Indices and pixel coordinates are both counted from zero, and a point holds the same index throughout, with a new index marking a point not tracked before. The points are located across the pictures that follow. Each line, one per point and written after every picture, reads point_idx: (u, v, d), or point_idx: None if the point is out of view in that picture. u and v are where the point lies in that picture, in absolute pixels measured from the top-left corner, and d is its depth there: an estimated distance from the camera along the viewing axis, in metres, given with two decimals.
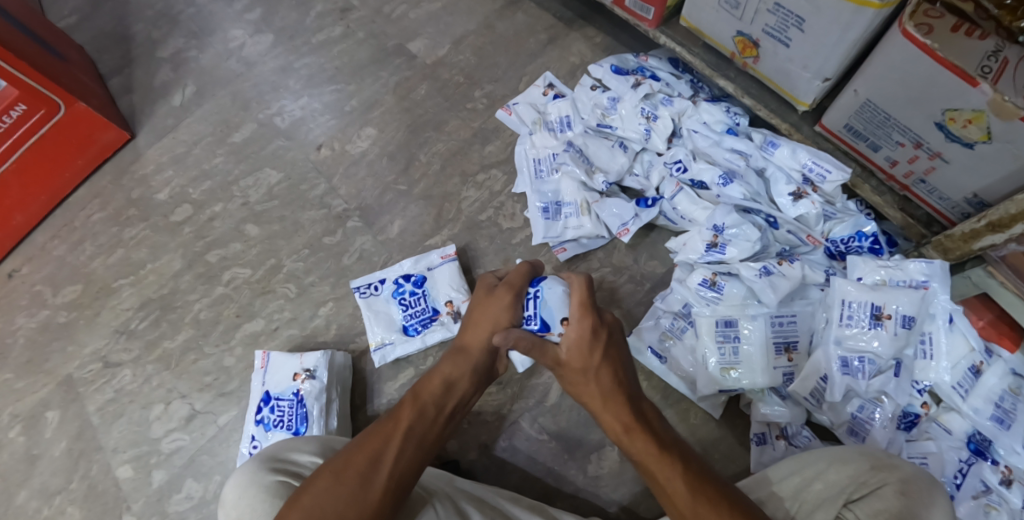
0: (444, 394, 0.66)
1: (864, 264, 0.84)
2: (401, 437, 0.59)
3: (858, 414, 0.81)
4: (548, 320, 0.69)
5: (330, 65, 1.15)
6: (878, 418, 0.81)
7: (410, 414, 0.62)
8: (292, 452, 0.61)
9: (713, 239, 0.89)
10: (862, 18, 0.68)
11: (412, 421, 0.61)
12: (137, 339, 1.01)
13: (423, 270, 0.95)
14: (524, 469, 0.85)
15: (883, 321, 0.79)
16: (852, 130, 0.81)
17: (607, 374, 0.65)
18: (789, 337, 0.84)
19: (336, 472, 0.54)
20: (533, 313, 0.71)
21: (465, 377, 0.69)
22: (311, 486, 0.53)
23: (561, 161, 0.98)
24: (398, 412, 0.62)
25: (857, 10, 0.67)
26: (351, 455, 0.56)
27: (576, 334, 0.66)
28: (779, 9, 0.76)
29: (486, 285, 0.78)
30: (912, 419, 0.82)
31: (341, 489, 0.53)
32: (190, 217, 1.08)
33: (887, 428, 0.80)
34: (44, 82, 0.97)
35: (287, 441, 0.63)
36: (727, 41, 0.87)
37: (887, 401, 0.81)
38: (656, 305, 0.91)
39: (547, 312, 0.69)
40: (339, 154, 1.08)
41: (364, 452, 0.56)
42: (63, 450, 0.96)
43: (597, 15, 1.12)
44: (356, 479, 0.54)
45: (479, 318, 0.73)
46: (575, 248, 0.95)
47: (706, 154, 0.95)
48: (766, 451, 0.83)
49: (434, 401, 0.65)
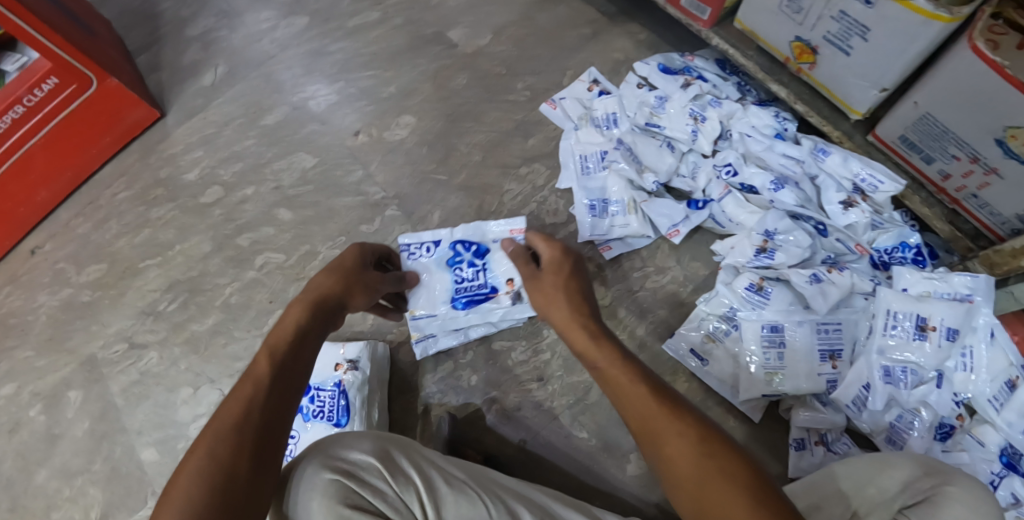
0: (294, 334, 0.58)
1: (910, 276, 0.85)
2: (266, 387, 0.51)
3: (897, 423, 0.83)
4: (497, 283, 0.89)
5: (366, 50, 1.13)
6: (916, 427, 0.82)
7: (266, 366, 0.52)
8: (328, 443, 0.57)
9: (763, 243, 0.87)
10: (929, 31, 0.69)
11: (271, 373, 0.52)
12: (163, 322, 1.00)
13: (485, 241, 0.90)
14: (561, 467, 0.84)
15: (927, 333, 0.82)
16: (907, 142, 0.81)
17: (576, 287, 0.66)
18: (834, 345, 0.85)
19: (204, 442, 0.45)
20: (483, 281, 0.89)
21: (316, 319, 0.61)
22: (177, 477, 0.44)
23: (611, 158, 0.96)
24: (252, 361, 0.53)
25: (925, 23, 0.68)
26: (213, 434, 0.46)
27: (548, 243, 0.72)
28: (843, 17, 0.76)
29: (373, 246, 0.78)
30: (947, 430, 0.82)
31: (214, 457, 0.44)
32: (220, 199, 1.06)
33: (925, 438, 0.81)
34: (77, 56, 0.95)
35: (343, 434, 0.59)
36: (783, 46, 0.87)
37: (925, 411, 0.83)
38: (701, 306, 0.90)
39: (499, 277, 0.89)
40: (375, 140, 1.06)
41: (227, 416, 0.47)
42: (86, 431, 0.95)
43: (639, 12, 1.11)
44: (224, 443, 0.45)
45: (335, 267, 0.69)
46: (620, 247, 0.93)
47: (759, 158, 0.93)
48: (804, 456, 0.85)
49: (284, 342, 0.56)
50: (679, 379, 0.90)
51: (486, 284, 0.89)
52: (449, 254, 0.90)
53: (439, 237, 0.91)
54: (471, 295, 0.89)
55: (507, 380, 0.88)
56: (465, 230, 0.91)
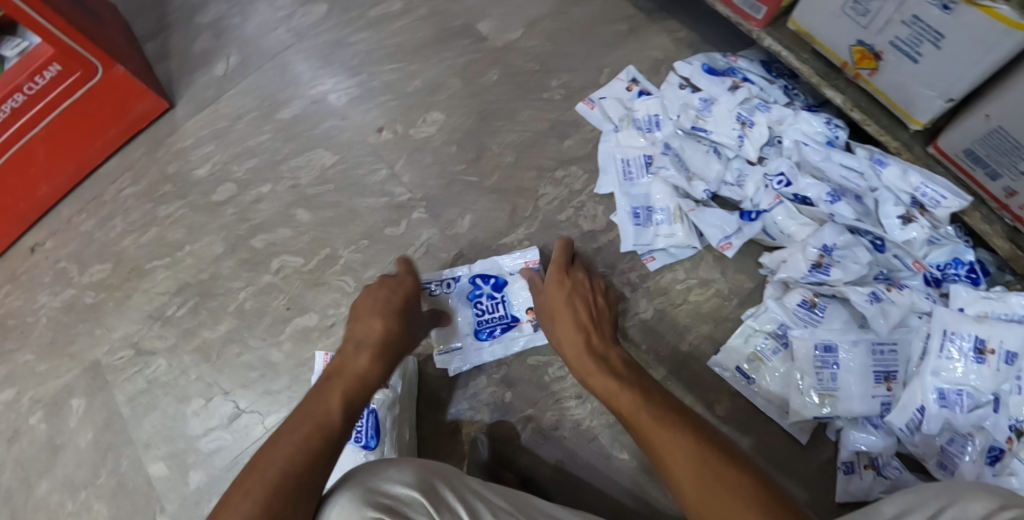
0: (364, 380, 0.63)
1: (967, 295, 0.80)
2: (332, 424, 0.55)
3: (948, 446, 0.77)
4: (519, 312, 0.87)
5: (389, 41, 1.07)
6: (969, 452, 0.76)
7: (335, 408, 0.57)
8: (367, 477, 0.52)
9: (819, 259, 0.83)
10: (1009, 41, 0.65)
11: (337, 414, 0.57)
12: (173, 327, 0.94)
13: (503, 273, 0.88)
14: (600, 489, 0.81)
15: (985, 356, 0.76)
16: (972, 155, 0.76)
17: (582, 324, 0.73)
18: (889, 366, 0.80)
19: (260, 472, 0.49)
20: (505, 311, 0.87)
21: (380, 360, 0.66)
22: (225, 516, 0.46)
23: (658, 164, 0.93)
24: (325, 397, 0.58)
25: (1006, 32, 0.64)
26: (267, 471, 0.49)
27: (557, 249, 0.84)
28: (915, 22, 0.71)
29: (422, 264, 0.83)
30: (997, 453, 0.76)
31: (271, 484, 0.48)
32: (233, 197, 1.00)
33: (976, 462, 0.76)
34: (82, 42, 0.89)
35: (384, 465, 0.54)
36: (842, 50, 0.82)
37: (979, 435, 0.76)
38: (748, 322, 0.87)
39: (522, 305, 0.87)
40: (400, 138, 1.01)
41: (288, 444, 0.52)
42: (89, 442, 0.90)
43: (679, 8, 1.05)
44: (286, 473, 0.49)
45: (391, 302, 0.75)
46: (664, 258, 0.91)
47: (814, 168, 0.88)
48: (853, 481, 0.80)
49: (353, 384, 0.61)
50: (722, 398, 0.86)
51: (508, 313, 0.87)
52: (468, 288, 0.88)
53: (457, 272, 0.88)
54: (494, 327, 0.86)
55: (544, 397, 0.85)
56: (481, 265, 0.88)
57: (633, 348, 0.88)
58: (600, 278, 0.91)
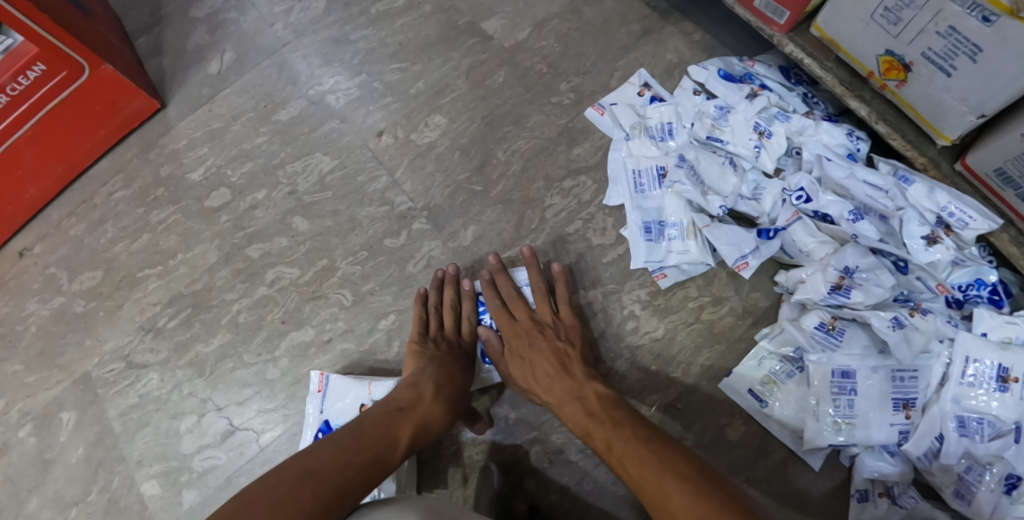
0: (430, 421, 0.68)
1: (991, 319, 0.76)
2: (388, 446, 0.61)
3: (965, 475, 0.73)
4: None
5: (391, 39, 1.03)
6: (987, 481, 0.72)
7: (398, 438, 0.63)
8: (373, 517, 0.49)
9: (840, 280, 0.78)
10: None
11: (391, 438, 0.63)
12: (165, 340, 0.91)
13: None
14: (608, 515, 0.79)
15: (1009, 385, 0.73)
16: (1003, 175, 0.72)
17: (539, 353, 0.77)
18: (909, 394, 0.77)
19: (304, 463, 0.54)
20: None
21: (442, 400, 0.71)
22: (251, 512, 0.47)
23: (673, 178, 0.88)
24: (391, 426, 0.64)
25: None
26: (323, 480, 0.52)
27: (506, 281, 0.85)
28: (952, 34, 0.66)
29: (469, 333, 0.84)
30: (1014, 481, 0.71)
31: (311, 473, 0.53)
32: (228, 203, 0.96)
33: (994, 491, 0.71)
34: (68, 41, 0.84)
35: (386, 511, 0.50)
36: (868, 59, 0.77)
37: (999, 464, 0.72)
38: (762, 343, 0.83)
39: None
40: (402, 143, 0.97)
41: (337, 448, 0.57)
42: (80, 458, 0.87)
43: (695, 8, 1.00)
44: (329, 468, 0.54)
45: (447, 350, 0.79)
46: (675, 274, 0.87)
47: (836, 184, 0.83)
48: (867, 509, 0.77)
49: (420, 425, 0.67)
50: (735, 422, 0.83)
51: None
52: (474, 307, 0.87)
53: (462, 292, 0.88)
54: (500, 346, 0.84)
55: (550, 419, 0.82)
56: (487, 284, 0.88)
57: (643, 368, 0.85)
58: (609, 295, 0.87)
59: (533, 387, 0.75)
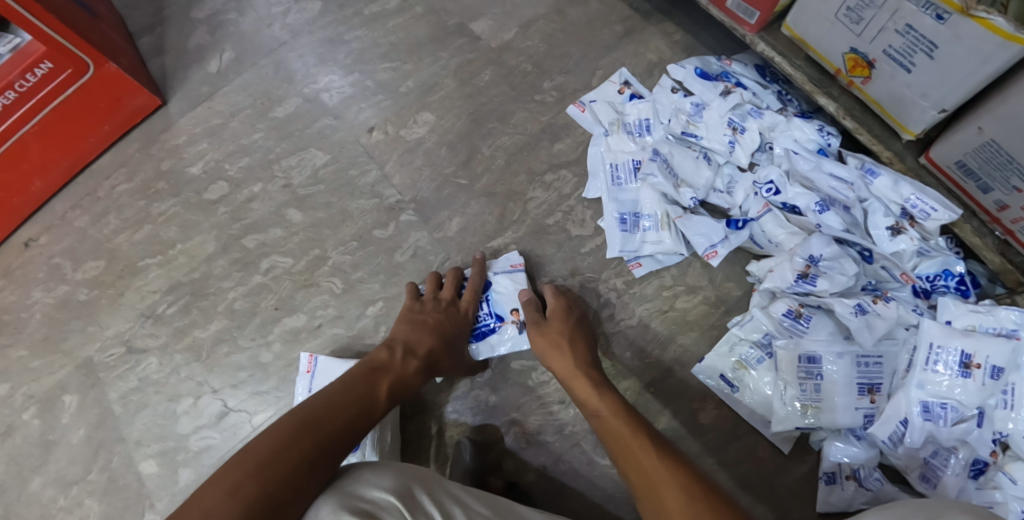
0: (406, 379, 0.73)
1: (955, 307, 0.79)
2: (370, 402, 0.66)
3: (931, 459, 0.76)
4: (502, 311, 0.88)
5: (384, 40, 1.07)
6: (952, 465, 0.75)
7: (379, 394, 0.68)
8: (352, 475, 0.53)
9: (806, 269, 0.82)
10: (1005, 52, 0.63)
11: (371, 393, 0.67)
12: (164, 326, 0.95)
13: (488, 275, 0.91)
14: (584, 494, 0.82)
15: (971, 371, 0.75)
16: (964, 168, 0.75)
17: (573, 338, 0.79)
18: (873, 378, 0.80)
19: (296, 418, 0.59)
20: (487, 310, 0.89)
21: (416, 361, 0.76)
22: (246, 460, 0.52)
23: (647, 171, 0.92)
24: (372, 384, 0.69)
25: (1002, 43, 0.63)
26: (317, 433, 0.57)
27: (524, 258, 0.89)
28: (909, 32, 0.70)
29: (467, 300, 0.86)
30: (980, 467, 0.75)
31: (303, 427, 0.58)
32: (226, 196, 1.00)
33: (959, 475, 0.74)
34: (73, 39, 0.88)
35: (362, 470, 0.54)
36: (835, 57, 0.81)
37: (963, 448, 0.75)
38: (733, 330, 0.86)
39: (505, 305, 0.89)
40: (393, 139, 1.00)
41: (323, 404, 0.62)
42: (82, 438, 0.91)
43: (676, 10, 1.04)
44: (320, 423, 0.59)
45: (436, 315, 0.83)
46: (650, 264, 0.91)
47: (805, 179, 0.87)
48: (834, 492, 0.80)
49: (397, 382, 0.71)
50: (707, 406, 0.86)
51: (492, 313, 0.89)
52: None
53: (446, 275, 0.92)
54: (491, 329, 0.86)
55: (527, 403, 0.85)
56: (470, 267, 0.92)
57: (619, 354, 0.88)
58: (587, 283, 0.91)
59: (556, 365, 0.77)
